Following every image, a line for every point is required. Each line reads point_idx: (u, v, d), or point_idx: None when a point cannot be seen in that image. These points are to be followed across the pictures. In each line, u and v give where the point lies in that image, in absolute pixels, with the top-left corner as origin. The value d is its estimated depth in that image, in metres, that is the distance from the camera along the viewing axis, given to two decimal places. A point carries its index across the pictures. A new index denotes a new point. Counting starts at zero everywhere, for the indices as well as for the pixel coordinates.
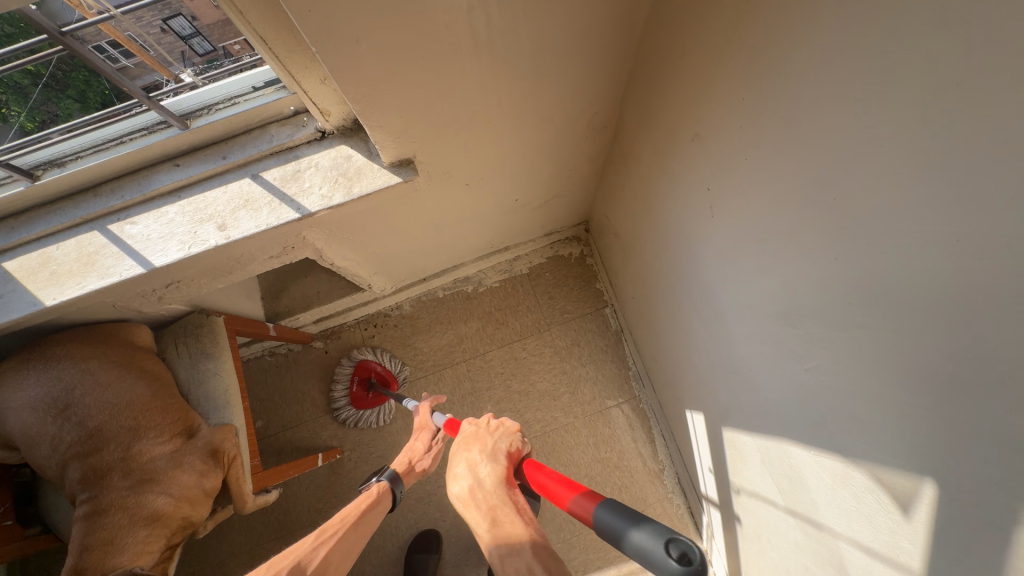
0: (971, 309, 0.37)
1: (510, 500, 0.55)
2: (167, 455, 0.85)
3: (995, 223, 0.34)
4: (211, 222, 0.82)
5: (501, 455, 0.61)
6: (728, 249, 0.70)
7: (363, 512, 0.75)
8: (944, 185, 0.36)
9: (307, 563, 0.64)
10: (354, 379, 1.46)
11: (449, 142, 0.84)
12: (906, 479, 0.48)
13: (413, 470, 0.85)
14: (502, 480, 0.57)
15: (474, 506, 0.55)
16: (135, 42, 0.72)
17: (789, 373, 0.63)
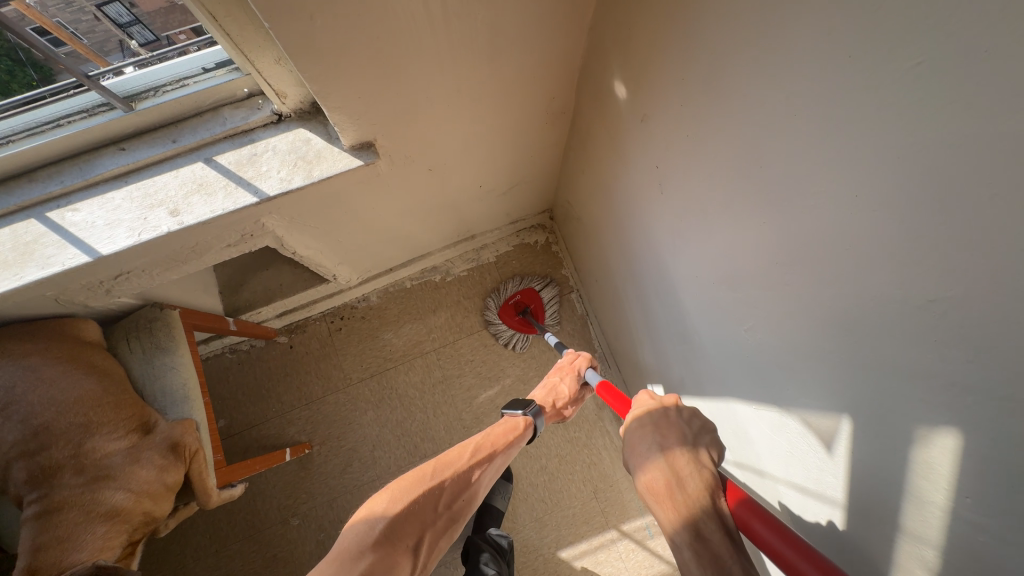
0: (871, 257, 0.42)
1: (714, 511, 0.56)
2: (124, 451, 0.82)
3: (883, 178, 0.39)
4: (162, 207, 0.80)
5: (706, 456, 0.62)
6: (677, 223, 0.75)
7: (510, 443, 0.81)
8: (846, 147, 0.41)
9: (466, 482, 0.72)
10: (517, 296, 1.50)
11: (410, 126, 0.85)
12: (828, 419, 0.54)
13: (554, 409, 0.93)
14: (714, 498, 0.57)
15: (672, 504, 0.57)
16: (65, 30, 0.69)
17: (732, 335, 0.69)
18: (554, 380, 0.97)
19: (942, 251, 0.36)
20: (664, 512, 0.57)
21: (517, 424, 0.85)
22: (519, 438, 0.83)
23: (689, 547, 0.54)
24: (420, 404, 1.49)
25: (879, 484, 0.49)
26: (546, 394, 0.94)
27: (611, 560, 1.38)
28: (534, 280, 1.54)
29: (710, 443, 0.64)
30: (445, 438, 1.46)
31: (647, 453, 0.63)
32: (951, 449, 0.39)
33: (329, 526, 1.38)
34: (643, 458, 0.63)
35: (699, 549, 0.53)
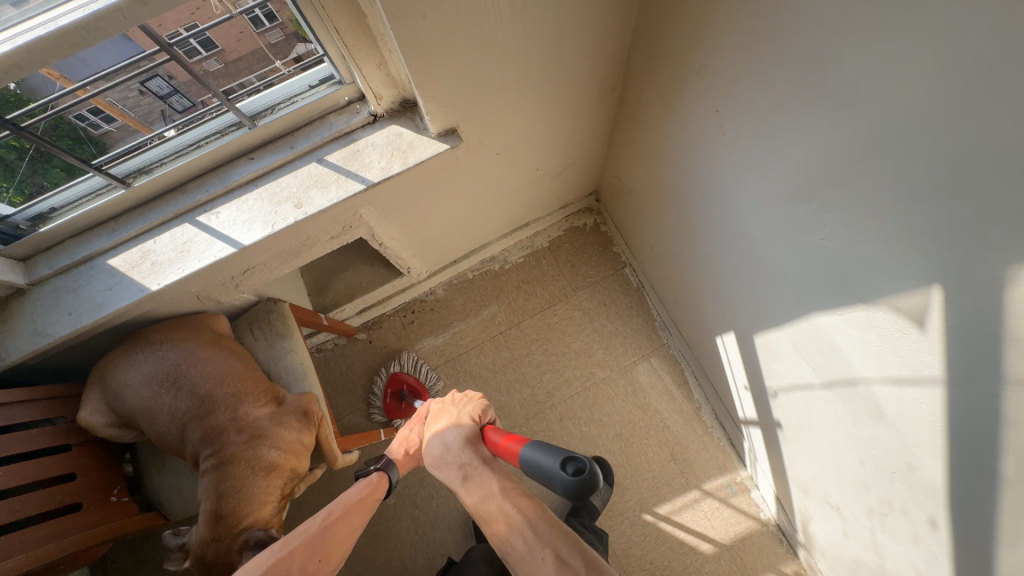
0: (947, 125, 0.49)
1: (475, 455, 0.76)
2: (268, 416, 0.95)
3: (952, 51, 0.46)
4: (288, 202, 0.94)
5: (467, 418, 0.83)
6: (741, 159, 0.82)
7: (365, 497, 0.81)
8: (910, 36, 0.49)
9: (318, 541, 0.72)
10: (388, 391, 1.54)
11: (487, 110, 0.96)
12: (918, 295, 0.59)
13: (410, 457, 0.93)
14: (472, 442, 0.77)
15: (448, 467, 0.76)
16: (116, 107, 0.84)
17: (809, 249, 0.75)
18: (407, 431, 0.96)
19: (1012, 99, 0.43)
20: (446, 476, 0.75)
21: (372, 478, 0.85)
22: (376, 490, 0.84)
23: (462, 487, 0.72)
24: (492, 385, 1.59)
25: (980, 341, 0.54)
26: (399, 445, 0.93)
27: (697, 518, 1.41)
28: (394, 363, 1.57)
29: (470, 414, 0.84)
30: (520, 414, 1.54)
31: (430, 438, 0.81)
32: None
33: (422, 502, 1.47)
34: (430, 445, 0.80)
35: (469, 486, 0.71)
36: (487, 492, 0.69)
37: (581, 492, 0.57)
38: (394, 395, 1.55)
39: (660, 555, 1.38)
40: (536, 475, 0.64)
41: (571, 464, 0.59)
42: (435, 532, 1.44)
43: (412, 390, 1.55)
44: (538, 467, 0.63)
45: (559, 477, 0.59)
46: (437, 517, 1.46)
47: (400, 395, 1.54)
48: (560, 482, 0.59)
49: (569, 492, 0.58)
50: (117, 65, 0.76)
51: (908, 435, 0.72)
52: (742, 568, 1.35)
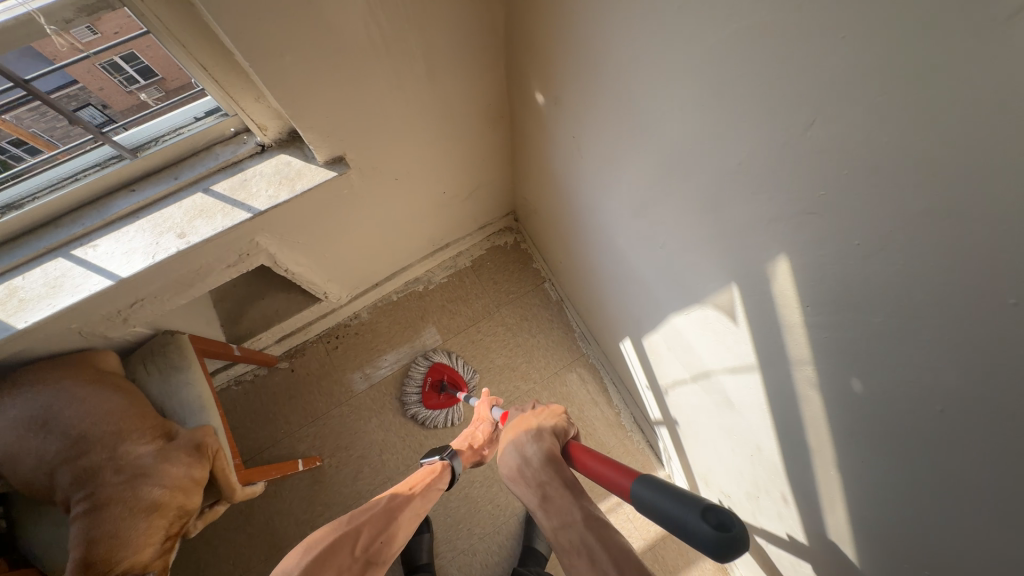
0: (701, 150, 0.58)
1: (556, 476, 0.72)
2: (153, 453, 0.91)
3: (689, 91, 0.55)
4: (171, 232, 0.94)
5: (548, 434, 0.78)
6: (597, 178, 0.90)
7: (428, 484, 0.90)
8: (664, 79, 0.58)
9: (383, 523, 0.79)
10: (428, 379, 1.56)
11: (373, 139, 1.01)
12: (724, 292, 0.68)
13: (472, 451, 1.06)
14: (555, 460, 0.74)
15: (526, 483, 0.73)
16: (42, 137, 0.86)
17: (654, 257, 0.83)
18: (469, 429, 1.10)
19: (730, 129, 0.52)
20: (523, 492, 0.73)
21: (436, 467, 0.94)
22: (438, 479, 0.92)
23: (540, 509, 0.71)
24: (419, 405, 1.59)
25: (768, 330, 0.62)
26: (462, 440, 1.07)
27: (620, 522, 1.45)
28: (439, 353, 1.60)
29: (552, 428, 0.79)
30: (446, 432, 1.55)
31: (506, 449, 0.78)
32: (788, 270, 0.53)
33: None
34: (507, 457, 0.76)
35: (547, 510, 0.70)
36: (569, 518, 0.68)
37: (724, 550, 0.53)
38: (433, 385, 1.56)
39: None
40: (655, 516, 0.60)
41: (711, 515, 0.55)
42: None
43: (451, 381, 1.56)
44: (657, 510, 0.60)
45: (698, 530, 0.55)
46: None
47: (440, 386, 1.56)
48: (698, 533, 0.55)
49: (708, 544, 0.54)
50: (42, 91, 0.79)
51: (750, 420, 0.79)
52: (664, 566, 1.40)
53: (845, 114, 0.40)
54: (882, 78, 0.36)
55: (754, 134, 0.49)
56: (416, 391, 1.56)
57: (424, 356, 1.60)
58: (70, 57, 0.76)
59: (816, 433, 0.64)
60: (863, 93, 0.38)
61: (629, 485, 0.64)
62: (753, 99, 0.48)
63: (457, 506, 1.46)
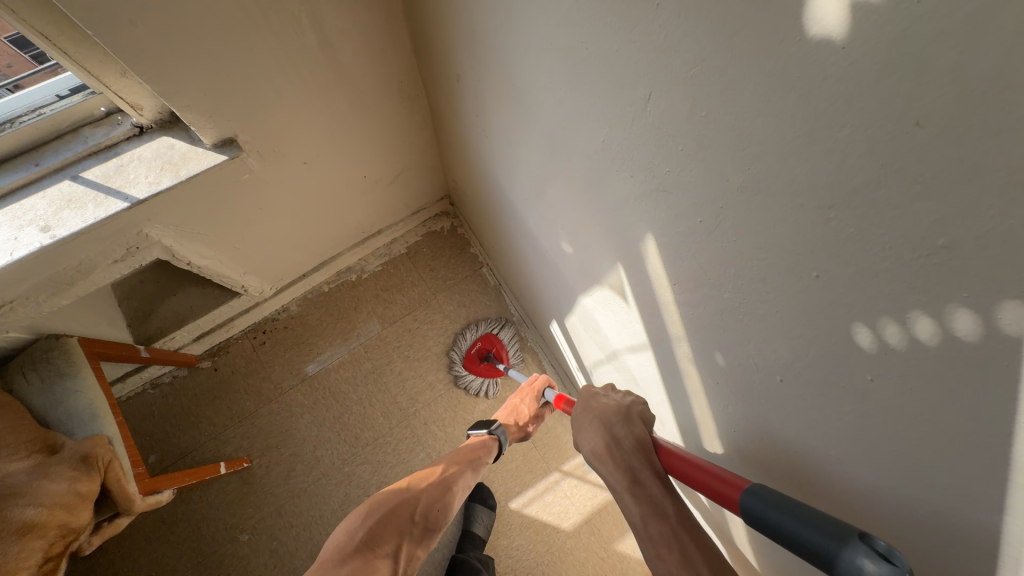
0: (570, 128, 0.57)
1: (647, 463, 0.67)
2: (28, 469, 0.84)
3: (552, 67, 0.54)
4: (33, 225, 0.84)
5: (640, 417, 0.72)
6: (503, 158, 0.88)
7: (480, 456, 0.99)
8: (532, 53, 0.56)
9: (438, 495, 0.90)
10: (477, 343, 1.57)
11: (268, 119, 0.94)
12: (614, 272, 0.68)
13: (516, 427, 1.09)
14: (650, 445, 0.68)
15: (615, 465, 0.69)
16: None
17: (558, 238, 0.82)
18: (516, 401, 1.11)
19: (588, 107, 0.51)
20: (609, 472, 0.69)
21: (487, 444, 1.01)
22: (487, 453, 1.00)
23: (628, 493, 0.67)
24: (354, 398, 1.55)
25: (651, 310, 0.63)
26: (508, 414, 1.09)
27: (558, 499, 1.49)
28: (496, 325, 1.61)
29: (641, 411, 0.73)
30: (383, 424, 1.53)
31: (593, 427, 0.72)
32: (654, 249, 0.54)
33: (281, 532, 1.40)
34: (594, 437, 0.72)
35: (637, 496, 0.67)
36: (660, 510, 0.65)
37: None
38: (480, 351, 1.57)
39: (525, 541, 1.44)
40: (781, 538, 0.48)
41: (867, 541, 0.41)
42: (296, 561, 1.37)
43: (497, 356, 1.56)
44: (780, 529, 0.48)
45: (845, 563, 0.41)
46: (299, 545, 1.39)
47: (485, 355, 1.57)
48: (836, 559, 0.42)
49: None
50: None
51: (652, 396, 0.81)
52: (599, 538, 1.45)
53: (668, 88, 0.40)
54: (688, 53, 0.37)
55: (608, 110, 0.48)
56: (462, 351, 1.58)
57: (481, 323, 1.62)
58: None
59: (699, 406, 0.66)
60: (682, 64, 0.38)
61: (733, 495, 0.54)
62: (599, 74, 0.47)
63: None
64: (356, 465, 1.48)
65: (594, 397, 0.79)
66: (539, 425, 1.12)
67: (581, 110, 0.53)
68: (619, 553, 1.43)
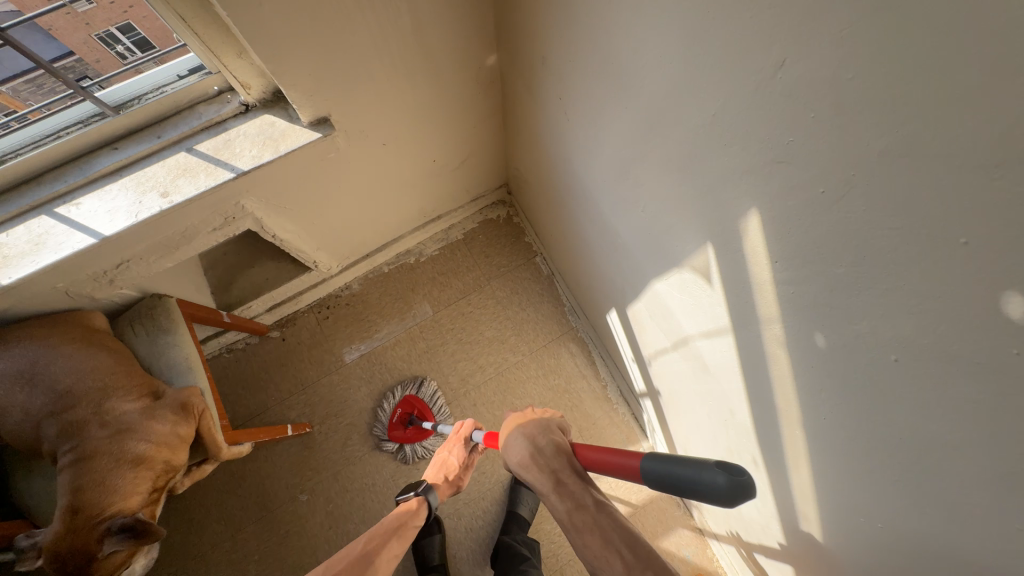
0: (675, 103, 0.57)
1: (566, 462, 0.76)
2: (138, 410, 0.92)
3: (663, 41, 0.55)
4: (154, 191, 0.94)
5: (556, 428, 0.82)
6: (583, 141, 0.89)
7: (405, 522, 0.94)
8: (641, 29, 0.57)
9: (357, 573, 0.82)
10: (398, 411, 1.52)
11: (358, 100, 1.00)
12: (701, 253, 0.68)
13: (447, 482, 1.08)
14: (566, 448, 0.77)
15: (539, 469, 0.76)
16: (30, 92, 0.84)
17: (636, 220, 0.82)
18: (443, 455, 1.10)
19: (702, 80, 0.51)
20: (536, 477, 0.76)
21: (411, 505, 0.98)
22: (414, 516, 0.96)
23: (552, 493, 0.74)
24: (408, 375, 1.61)
25: (741, 291, 0.63)
26: (436, 471, 1.09)
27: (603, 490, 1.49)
28: (408, 384, 1.56)
29: (559, 425, 0.83)
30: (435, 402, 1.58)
31: (516, 440, 0.79)
32: (758, 225, 0.53)
33: (336, 496, 1.48)
34: (518, 447, 0.78)
35: (561, 493, 0.74)
36: (580, 503, 0.73)
37: (735, 497, 0.54)
38: (402, 418, 1.53)
39: None
40: (673, 488, 0.60)
41: (723, 468, 0.56)
42: (350, 524, 1.45)
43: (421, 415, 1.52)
44: (674, 481, 0.60)
45: (715, 484, 0.55)
46: (354, 508, 1.47)
47: (409, 419, 1.52)
48: (711, 485, 0.56)
49: (721, 496, 0.55)
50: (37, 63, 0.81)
51: (724, 383, 0.81)
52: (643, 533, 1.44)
53: (806, 53, 0.40)
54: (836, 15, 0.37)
55: (724, 79, 0.49)
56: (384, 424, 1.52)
57: (400, 385, 1.57)
58: (38, 9, 0.74)
59: (783, 393, 0.65)
60: (827, 27, 0.38)
61: (636, 467, 0.65)
62: (722, 44, 0.47)
63: None
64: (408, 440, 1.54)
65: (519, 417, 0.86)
66: (470, 473, 1.14)
67: (691, 84, 0.53)
68: (663, 549, 1.41)
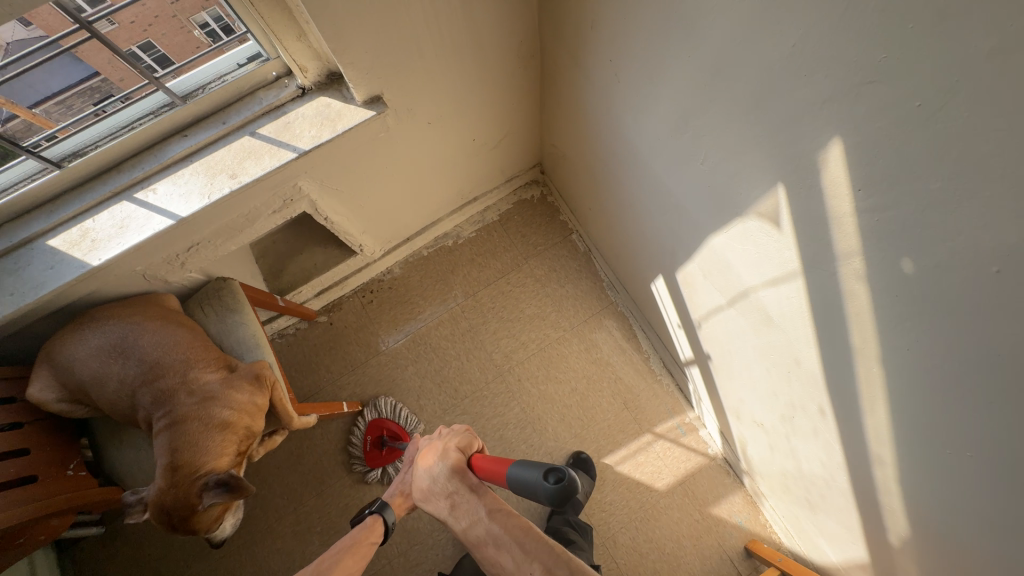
0: (749, 41, 0.58)
1: (461, 483, 0.76)
2: (219, 380, 0.98)
3: None
4: (223, 174, 0.99)
5: (452, 449, 0.80)
6: (634, 100, 0.90)
7: (357, 543, 0.86)
8: None
9: None
10: (368, 439, 1.52)
11: (409, 76, 1.03)
12: (770, 197, 0.68)
13: (407, 500, 0.94)
14: (458, 468, 0.77)
15: (435, 499, 0.76)
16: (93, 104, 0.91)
17: (694, 175, 0.83)
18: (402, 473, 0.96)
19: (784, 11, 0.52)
20: (434, 504, 0.77)
21: (364, 522, 0.89)
22: (369, 533, 0.88)
23: (450, 516, 0.75)
24: (452, 354, 1.65)
25: (816, 228, 0.63)
26: (397, 489, 0.95)
27: (651, 460, 1.50)
28: (374, 409, 1.55)
29: (458, 443, 0.80)
30: (480, 379, 1.62)
31: (417, 471, 0.80)
32: (840, 155, 0.54)
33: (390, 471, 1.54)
34: (418, 478, 0.79)
35: (457, 514, 0.74)
36: (476, 518, 0.73)
37: (563, 499, 0.60)
38: (374, 442, 1.53)
39: (618, 496, 1.47)
40: (525, 493, 0.65)
41: (552, 474, 0.62)
42: None
43: (392, 435, 1.53)
44: (525, 487, 0.65)
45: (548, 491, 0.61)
46: None
47: (381, 442, 1.52)
48: (543, 491, 0.62)
49: (551, 498, 0.61)
50: (67, 87, 0.87)
51: (790, 333, 0.81)
52: (694, 500, 1.45)
53: None
54: None
55: (811, 5, 0.49)
56: (359, 452, 1.52)
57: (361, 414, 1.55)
58: (64, 31, 0.78)
59: (861, 330, 0.65)
60: None
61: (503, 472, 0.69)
62: None
63: (493, 446, 1.54)
64: (456, 416, 1.58)
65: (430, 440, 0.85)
66: None
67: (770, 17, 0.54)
68: (715, 516, 1.42)
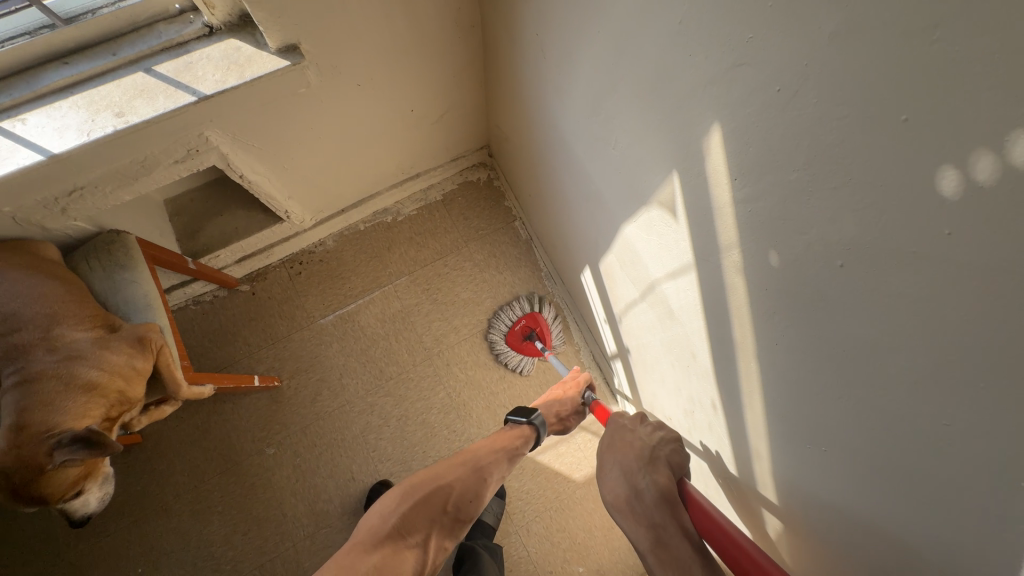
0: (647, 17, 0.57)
1: (672, 521, 0.81)
2: (90, 339, 0.89)
3: None
4: (108, 111, 0.89)
5: (665, 469, 0.87)
6: (557, 78, 0.88)
7: (518, 447, 1.03)
8: None
9: (470, 485, 0.93)
10: (523, 321, 1.55)
11: (331, 30, 0.97)
12: (667, 185, 0.68)
13: (557, 419, 1.14)
14: (673, 508, 0.82)
15: (637, 519, 0.83)
16: None
17: (607, 160, 0.82)
18: (558, 392, 1.18)
19: None
20: (631, 525, 0.83)
21: (524, 432, 1.05)
22: (524, 444, 1.04)
23: (651, 551, 0.80)
24: (381, 333, 1.59)
25: (703, 219, 0.63)
26: (552, 403, 1.15)
27: (571, 451, 1.50)
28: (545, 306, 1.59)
29: (665, 462, 0.88)
30: (407, 359, 1.57)
31: (616, 479, 0.88)
32: (719, 141, 0.54)
33: (305, 450, 1.47)
34: (615, 486, 0.88)
35: (659, 555, 0.79)
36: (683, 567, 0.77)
37: None
38: (523, 329, 1.55)
39: (536, 485, 1.47)
40: None
41: None
42: (316, 478, 1.44)
43: (541, 336, 1.55)
44: None
45: None
46: (321, 463, 1.46)
47: (528, 333, 1.55)
48: None
49: None
50: None
51: (687, 326, 0.82)
52: None
53: None
54: None
55: None
56: (506, 325, 1.56)
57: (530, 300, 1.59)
58: None
59: (739, 325, 0.66)
60: None
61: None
62: None
63: (414, 430, 1.50)
64: (379, 396, 1.53)
65: (624, 436, 0.95)
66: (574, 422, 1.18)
67: None
68: None
